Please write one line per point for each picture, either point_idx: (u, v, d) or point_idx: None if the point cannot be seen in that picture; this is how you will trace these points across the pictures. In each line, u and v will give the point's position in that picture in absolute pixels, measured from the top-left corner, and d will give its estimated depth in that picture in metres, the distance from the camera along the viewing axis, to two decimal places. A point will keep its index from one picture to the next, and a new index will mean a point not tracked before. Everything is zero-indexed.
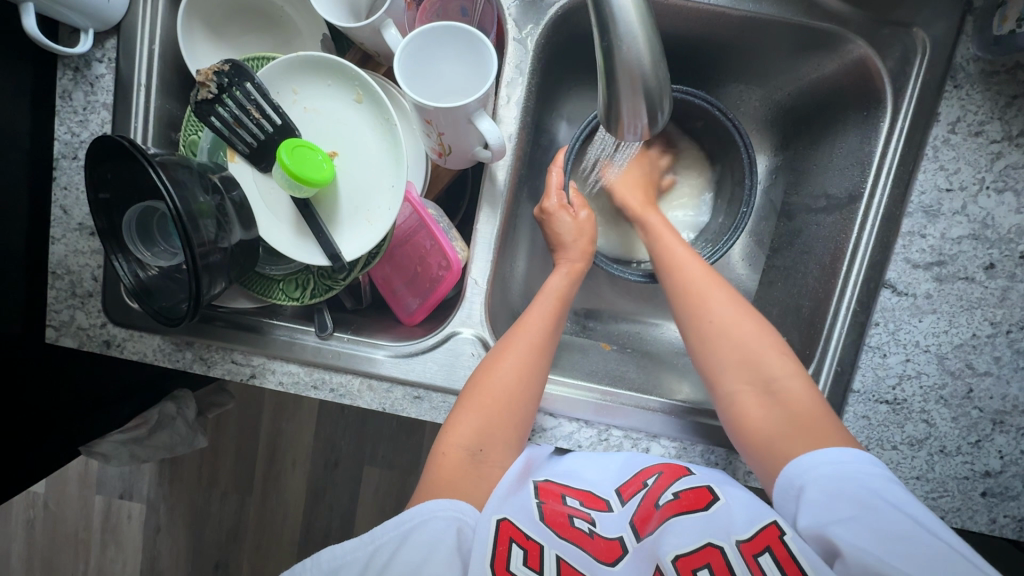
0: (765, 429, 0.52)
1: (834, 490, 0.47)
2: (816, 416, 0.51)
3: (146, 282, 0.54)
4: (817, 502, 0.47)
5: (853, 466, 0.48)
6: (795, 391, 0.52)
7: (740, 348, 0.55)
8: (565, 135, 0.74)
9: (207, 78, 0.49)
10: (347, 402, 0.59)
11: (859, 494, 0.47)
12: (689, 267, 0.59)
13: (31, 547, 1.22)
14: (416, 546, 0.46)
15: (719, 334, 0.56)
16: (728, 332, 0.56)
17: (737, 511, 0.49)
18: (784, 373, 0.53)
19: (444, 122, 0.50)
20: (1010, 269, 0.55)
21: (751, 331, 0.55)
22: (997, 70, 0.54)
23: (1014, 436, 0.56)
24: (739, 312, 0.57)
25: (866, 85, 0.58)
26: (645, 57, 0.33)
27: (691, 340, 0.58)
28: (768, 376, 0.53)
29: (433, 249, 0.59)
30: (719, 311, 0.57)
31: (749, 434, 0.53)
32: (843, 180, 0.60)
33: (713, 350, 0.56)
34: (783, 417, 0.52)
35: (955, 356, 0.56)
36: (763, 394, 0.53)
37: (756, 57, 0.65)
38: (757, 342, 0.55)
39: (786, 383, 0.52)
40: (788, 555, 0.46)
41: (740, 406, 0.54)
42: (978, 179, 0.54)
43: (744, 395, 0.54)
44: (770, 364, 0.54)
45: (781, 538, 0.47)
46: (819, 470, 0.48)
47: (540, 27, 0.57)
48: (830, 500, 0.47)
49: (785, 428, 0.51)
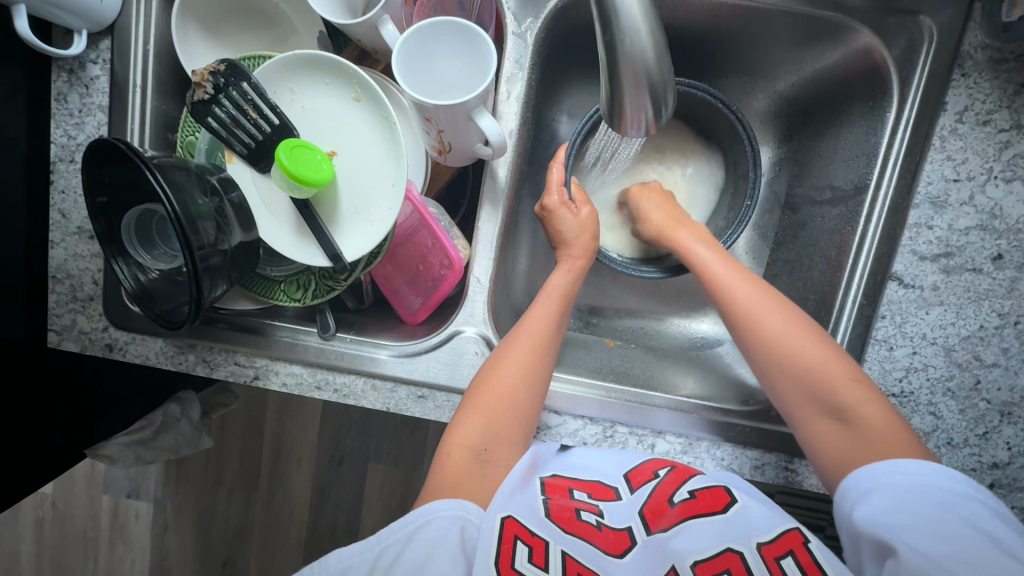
0: (843, 457, 0.50)
1: (903, 495, 0.46)
2: (896, 439, 0.49)
3: (146, 285, 0.53)
4: (882, 502, 0.47)
5: (929, 478, 0.47)
6: (867, 406, 0.50)
7: (808, 377, 0.52)
8: (566, 130, 0.73)
9: (203, 79, 0.49)
10: (351, 402, 0.59)
11: (930, 506, 0.45)
12: (728, 279, 0.57)
13: (40, 548, 1.23)
14: (422, 545, 0.46)
15: (783, 359, 0.53)
16: (793, 359, 0.53)
17: (755, 513, 0.50)
18: (857, 396, 0.51)
19: (443, 119, 0.49)
20: (1018, 259, 0.54)
21: (819, 355, 0.52)
22: (1005, 58, 0.53)
23: (1022, 427, 0.56)
24: (807, 337, 0.53)
25: (873, 75, 0.57)
26: (649, 51, 0.33)
27: (756, 365, 0.55)
28: (840, 403, 0.51)
29: (434, 247, 0.59)
30: (781, 330, 0.54)
31: (823, 458, 0.51)
32: (849, 171, 0.60)
33: (778, 375, 0.53)
34: (860, 441, 0.50)
35: (962, 348, 0.55)
36: (835, 418, 0.51)
37: (759, 47, 0.64)
38: (828, 366, 0.52)
39: (858, 402, 0.50)
40: (811, 560, 0.47)
41: (812, 430, 0.52)
42: (986, 169, 0.53)
43: (817, 421, 0.52)
44: (838, 386, 0.51)
45: (805, 544, 0.49)
46: (894, 477, 0.47)
47: (539, 21, 0.56)
48: (894, 503, 0.46)
49: (862, 455, 0.50)
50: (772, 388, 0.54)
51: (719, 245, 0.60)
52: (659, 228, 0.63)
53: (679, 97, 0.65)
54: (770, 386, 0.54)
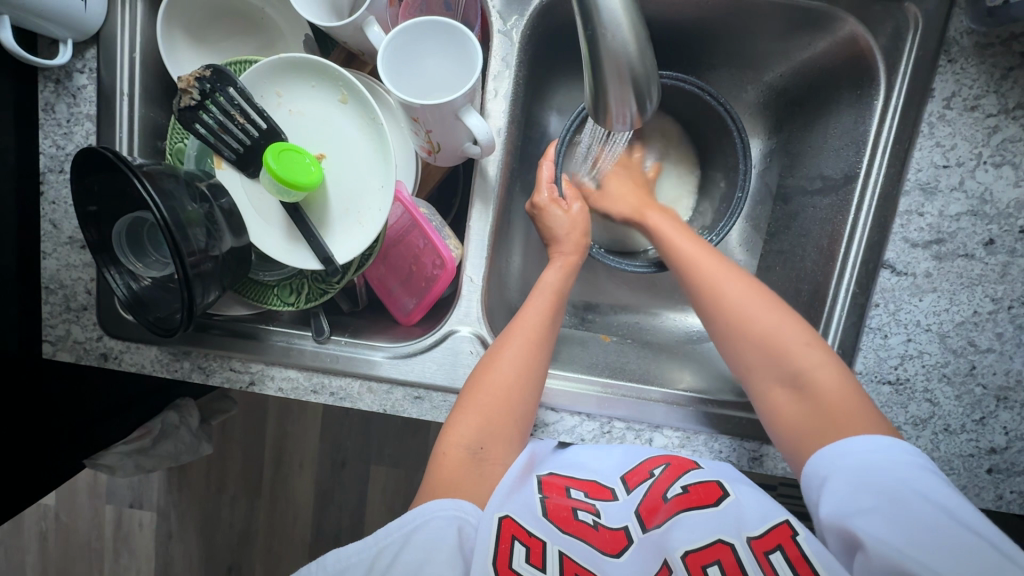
0: (797, 425, 0.51)
1: (857, 479, 0.46)
2: (850, 407, 0.49)
3: (139, 292, 0.53)
4: (840, 492, 0.46)
5: (880, 454, 0.47)
6: (823, 375, 0.50)
7: (764, 344, 0.52)
8: (557, 127, 0.73)
9: (189, 84, 0.49)
10: (348, 405, 0.59)
11: (884, 486, 0.45)
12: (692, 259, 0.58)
13: (45, 560, 1.23)
14: (418, 546, 0.46)
15: (743, 330, 0.53)
16: (752, 327, 0.53)
17: (747, 507, 0.50)
18: (811, 364, 0.51)
19: (431, 119, 0.49)
20: (1010, 244, 0.54)
21: (777, 325, 0.52)
22: (992, 42, 0.53)
23: (1018, 411, 0.56)
24: (769, 309, 0.53)
25: (859, 63, 0.57)
26: (631, 46, 0.33)
27: (718, 337, 0.56)
28: (792, 367, 0.51)
29: (427, 247, 0.59)
30: (739, 299, 0.54)
31: (781, 428, 0.51)
32: (839, 160, 0.60)
33: (737, 346, 0.54)
34: (815, 409, 0.50)
35: (957, 334, 0.55)
36: (792, 388, 0.51)
37: (746, 38, 0.64)
38: (782, 331, 0.52)
39: (813, 371, 0.50)
40: (800, 554, 0.47)
41: (768, 400, 0.52)
42: (975, 154, 0.53)
43: (772, 390, 0.52)
44: (794, 355, 0.51)
45: (793, 538, 0.49)
46: (846, 460, 0.47)
47: (525, 18, 0.56)
48: (853, 489, 0.46)
49: (819, 426, 0.49)
50: (733, 359, 0.54)
51: (688, 227, 0.62)
52: (629, 211, 0.65)
53: (666, 90, 0.65)
54: (732, 358, 0.55)
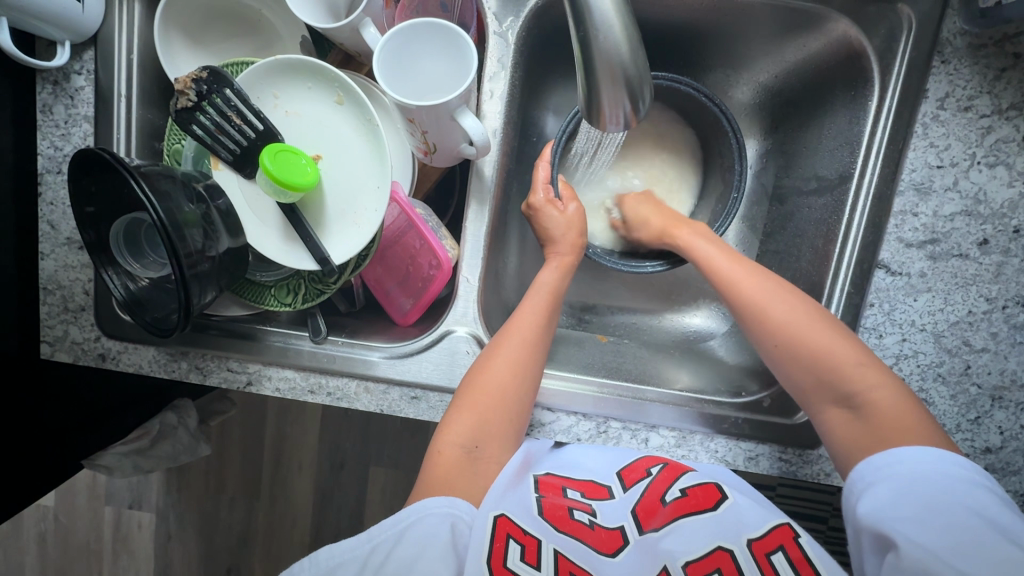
0: (853, 442, 0.50)
1: (904, 486, 0.46)
2: (910, 426, 0.49)
3: (137, 293, 0.54)
4: (884, 496, 0.47)
5: (938, 467, 0.46)
6: (879, 393, 0.50)
7: (818, 363, 0.52)
8: (553, 128, 0.73)
9: (186, 86, 0.49)
10: (344, 405, 0.59)
11: (932, 496, 0.45)
12: (737, 279, 0.57)
13: (44, 560, 1.23)
14: (413, 541, 0.46)
15: (794, 347, 0.53)
16: (804, 346, 0.52)
17: (746, 512, 0.51)
18: (867, 383, 0.51)
19: (427, 120, 0.50)
20: (1004, 244, 0.54)
21: (830, 343, 0.52)
22: (984, 43, 0.53)
23: (1013, 411, 0.56)
24: (821, 327, 0.53)
25: (853, 64, 0.57)
26: (624, 48, 0.33)
27: (767, 354, 0.55)
28: (848, 387, 0.51)
29: (423, 248, 0.59)
30: (790, 318, 0.53)
31: (838, 447, 0.52)
32: (833, 161, 0.60)
33: (788, 363, 0.53)
34: (872, 428, 0.50)
35: (951, 334, 0.55)
36: (848, 406, 0.51)
37: (742, 39, 0.64)
38: (835, 350, 0.52)
39: (870, 390, 0.50)
40: (802, 556, 0.48)
41: (824, 419, 0.52)
42: (969, 154, 0.54)
43: (827, 408, 0.52)
44: (850, 373, 0.51)
45: (796, 539, 0.49)
46: (895, 468, 0.47)
47: (520, 20, 0.57)
48: (897, 495, 0.46)
49: (874, 444, 0.49)
50: (785, 378, 0.54)
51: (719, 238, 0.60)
52: (657, 228, 0.64)
53: (661, 91, 0.66)
54: (781, 374, 0.54)
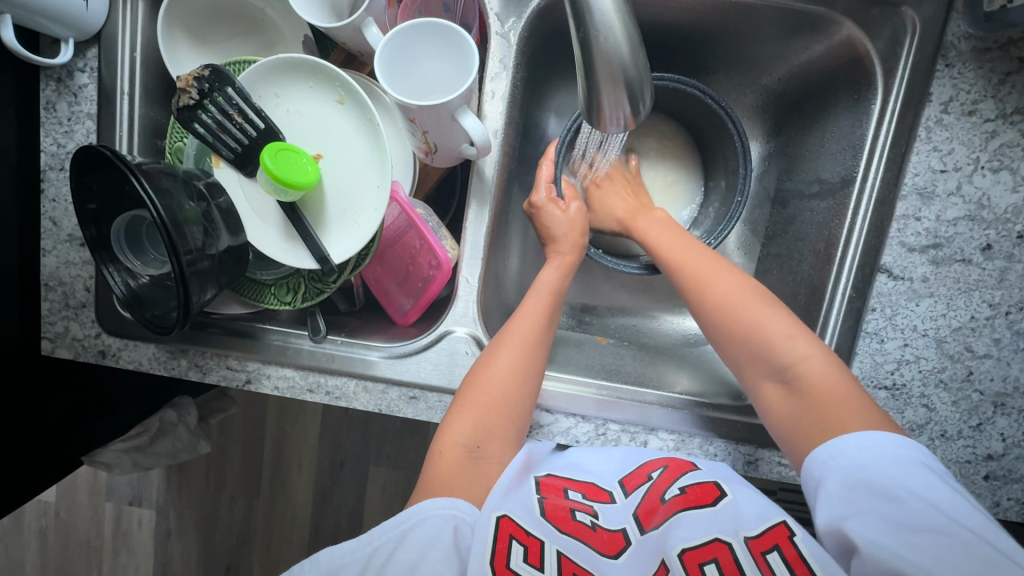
0: (791, 417, 0.50)
1: (851, 481, 0.46)
2: (843, 398, 0.49)
3: (137, 290, 0.54)
4: (835, 495, 0.46)
5: (876, 451, 0.46)
6: (809, 364, 0.50)
7: (748, 336, 0.53)
8: (555, 129, 0.73)
9: (188, 84, 0.50)
10: (344, 404, 0.59)
11: (875, 486, 0.45)
12: (677, 256, 0.59)
13: (44, 556, 1.23)
14: (415, 544, 0.46)
15: (731, 322, 0.54)
16: (738, 319, 0.54)
17: (745, 508, 0.50)
18: (797, 353, 0.51)
19: (427, 120, 0.50)
20: (1008, 249, 0.54)
21: (762, 317, 0.53)
22: (990, 47, 0.53)
23: (1016, 418, 0.55)
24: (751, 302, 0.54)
25: (857, 67, 0.57)
26: (623, 48, 0.33)
27: (707, 329, 0.56)
28: (781, 360, 0.51)
29: (423, 247, 0.59)
30: (727, 293, 0.55)
31: (775, 422, 0.52)
32: (836, 164, 0.59)
33: (723, 338, 0.55)
34: (804, 402, 0.50)
35: (953, 339, 0.55)
36: (779, 379, 0.51)
37: (744, 41, 0.64)
38: (764, 324, 0.52)
39: (800, 361, 0.50)
40: (797, 555, 0.47)
41: (759, 394, 0.53)
42: (973, 159, 0.53)
43: (762, 382, 0.52)
44: (779, 346, 0.51)
45: (792, 538, 0.48)
46: (838, 460, 0.47)
47: (522, 20, 0.57)
48: (848, 492, 0.45)
49: (809, 417, 0.49)
50: (724, 352, 0.55)
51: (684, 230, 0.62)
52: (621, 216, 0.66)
53: (662, 94, 0.65)
54: (720, 350, 0.55)
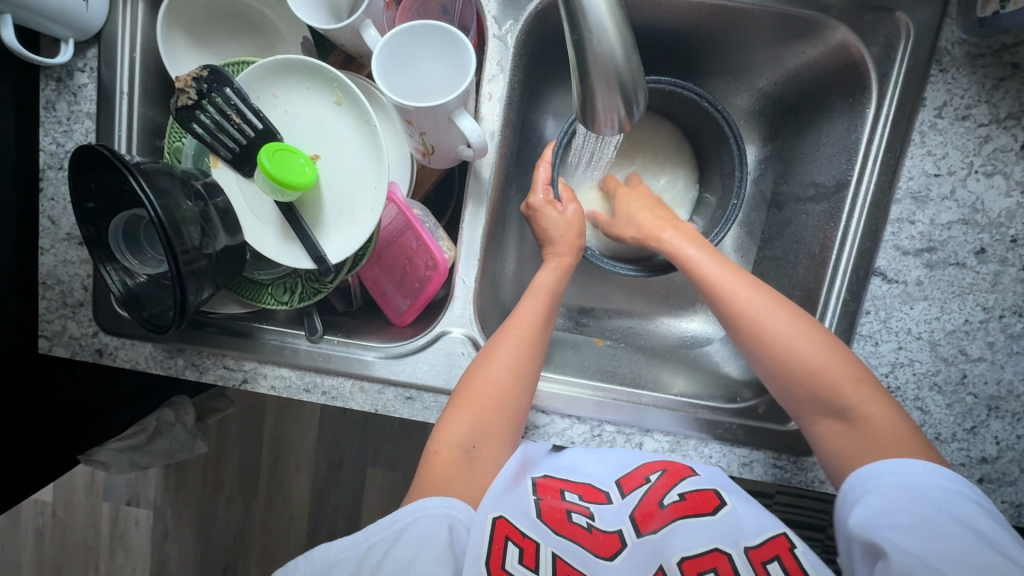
0: (851, 460, 0.50)
1: (895, 496, 0.46)
2: (903, 441, 0.49)
3: (134, 289, 0.54)
4: (874, 506, 0.47)
5: (924, 477, 0.47)
6: (871, 407, 0.50)
7: (809, 379, 0.51)
8: (553, 131, 0.73)
9: (186, 84, 0.50)
10: (340, 404, 0.60)
11: (917, 504, 0.45)
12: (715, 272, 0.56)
13: (40, 556, 1.23)
14: (412, 541, 0.46)
15: (790, 363, 0.52)
16: (800, 361, 0.52)
17: (746, 517, 0.51)
18: (859, 396, 0.50)
19: (425, 121, 0.50)
20: (1002, 253, 0.54)
21: (823, 359, 0.51)
22: (983, 53, 0.53)
23: (1010, 421, 0.56)
24: (806, 334, 0.52)
25: (852, 72, 0.57)
26: (618, 51, 0.33)
27: (761, 367, 0.54)
28: (843, 403, 0.50)
29: (419, 248, 0.59)
30: (785, 335, 0.52)
31: (830, 459, 0.51)
32: (831, 168, 0.60)
33: (781, 378, 0.53)
34: (867, 445, 0.49)
35: (947, 343, 0.55)
36: (841, 421, 0.51)
37: (741, 45, 0.64)
38: (822, 361, 0.51)
39: (863, 406, 0.50)
40: (798, 567, 0.48)
41: (818, 433, 0.52)
42: (966, 163, 0.54)
43: (823, 423, 0.52)
44: (844, 389, 0.50)
45: (792, 550, 0.49)
46: (886, 477, 0.47)
47: (520, 23, 0.57)
48: (888, 505, 0.46)
49: (868, 457, 0.49)
50: (778, 389, 0.53)
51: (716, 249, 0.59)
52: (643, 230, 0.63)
53: (658, 97, 0.66)
54: (774, 387, 0.54)
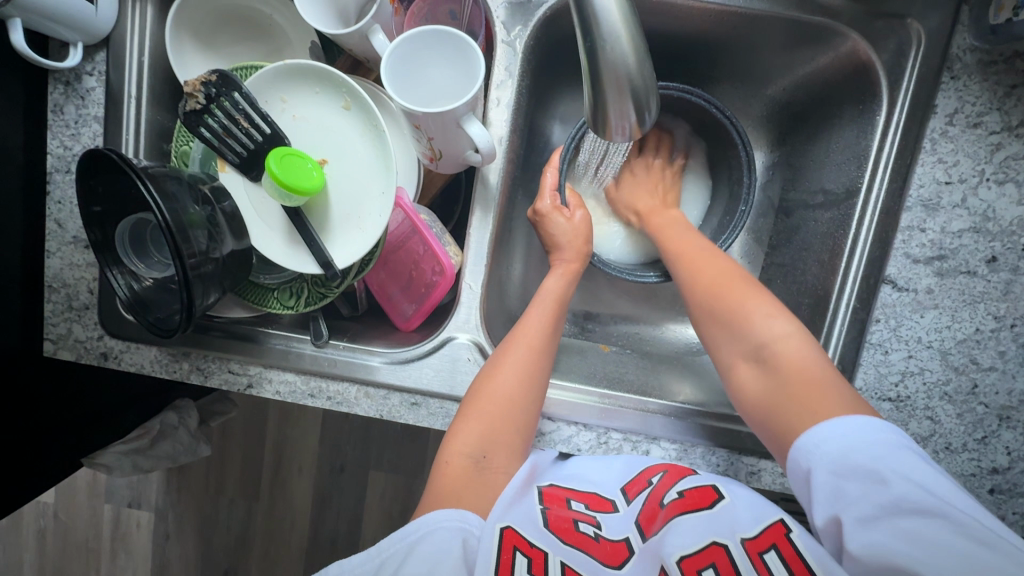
0: (760, 399, 0.50)
1: (839, 468, 0.44)
2: (817, 381, 0.48)
3: (140, 293, 0.54)
4: (823, 486, 0.44)
5: (861, 437, 0.44)
6: (784, 344, 0.50)
7: (727, 318, 0.54)
8: (559, 137, 0.73)
9: (195, 89, 0.49)
10: (345, 410, 0.59)
11: (866, 474, 0.43)
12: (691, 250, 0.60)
13: (42, 557, 1.23)
14: (421, 560, 0.45)
15: (713, 306, 0.55)
16: (719, 303, 0.55)
17: (742, 509, 0.50)
18: (772, 333, 0.51)
19: (433, 126, 0.49)
20: (1013, 262, 0.54)
21: (743, 300, 0.54)
22: (995, 60, 0.53)
23: (1021, 431, 0.55)
24: (760, 303, 0.53)
25: (862, 79, 0.57)
26: (630, 58, 0.33)
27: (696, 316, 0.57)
28: (758, 341, 0.51)
29: (426, 254, 0.59)
30: (716, 278, 0.56)
31: (751, 406, 0.51)
32: (840, 175, 0.59)
33: (705, 320, 0.56)
34: (776, 384, 0.49)
35: (958, 352, 0.55)
36: (755, 361, 0.51)
37: (749, 52, 0.64)
38: (748, 307, 0.53)
39: (776, 343, 0.50)
40: (795, 553, 0.46)
41: (734, 375, 0.52)
42: (978, 171, 0.53)
43: (738, 364, 0.52)
44: (756, 327, 0.52)
45: (788, 536, 0.47)
46: (824, 446, 0.45)
47: (528, 29, 0.57)
48: (837, 481, 0.44)
49: (776, 397, 0.49)
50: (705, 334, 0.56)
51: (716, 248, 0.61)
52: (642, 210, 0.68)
53: (665, 103, 0.65)
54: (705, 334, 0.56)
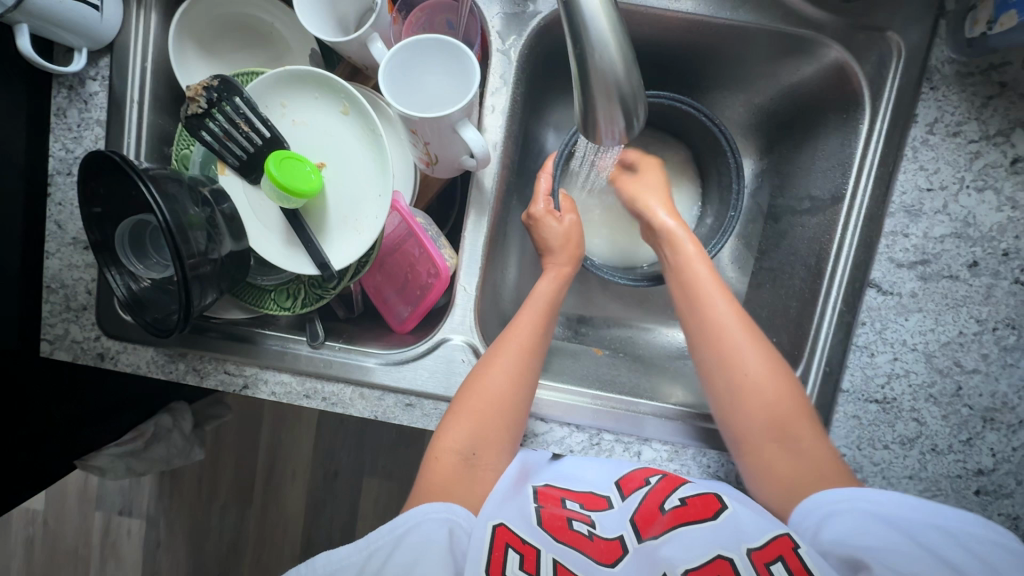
0: (790, 484, 0.52)
1: (862, 517, 0.48)
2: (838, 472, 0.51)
3: (138, 293, 0.55)
4: (844, 522, 0.48)
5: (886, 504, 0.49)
6: (814, 441, 0.52)
7: (763, 403, 0.53)
8: (553, 144, 0.75)
9: (197, 94, 0.51)
10: (339, 410, 0.60)
11: (886, 529, 0.47)
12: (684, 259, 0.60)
13: (29, 565, 1.22)
14: (410, 547, 0.46)
15: (743, 388, 0.53)
16: (755, 391, 0.53)
17: (746, 519, 0.50)
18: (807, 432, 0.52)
19: (429, 131, 0.51)
20: (994, 266, 0.55)
21: (779, 391, 0.53)
22: (972, 72, 0.55)
23: (1005, 433, 0.56)
24: (756, 353, 0.54)
25: (846, 89, 0.59)
26: (618, 65, 0.34)
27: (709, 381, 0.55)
28: (791, 436, 0.52)
29: (422, 256, 0.60)
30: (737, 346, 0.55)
31: (768, 486, 0.52)
32: (826, 181, 0.61)
33: (730, 397, 0.54)
34: (806, 474, 0.51)
35: (942, 354, 0.56)
36: (788, 450, 0.52)
37: (736, 63, 0.66)
38: (784, 402, 0.52)
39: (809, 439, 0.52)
40: (802, 567, 0.46)
41: (760, 461, 0.52)
42: (958, 178, 0.55)
43: (767, 451, 0.52)
44: (794, 422, 0.52)
45: (796, 550, 0.47)
46: (850, 497, 0.50)
47: (523, 38, 0.58)
48: (858, 524, 0.48)
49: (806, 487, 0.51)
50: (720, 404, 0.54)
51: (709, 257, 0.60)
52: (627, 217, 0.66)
53: (656, 110, 0.67)
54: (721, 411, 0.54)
